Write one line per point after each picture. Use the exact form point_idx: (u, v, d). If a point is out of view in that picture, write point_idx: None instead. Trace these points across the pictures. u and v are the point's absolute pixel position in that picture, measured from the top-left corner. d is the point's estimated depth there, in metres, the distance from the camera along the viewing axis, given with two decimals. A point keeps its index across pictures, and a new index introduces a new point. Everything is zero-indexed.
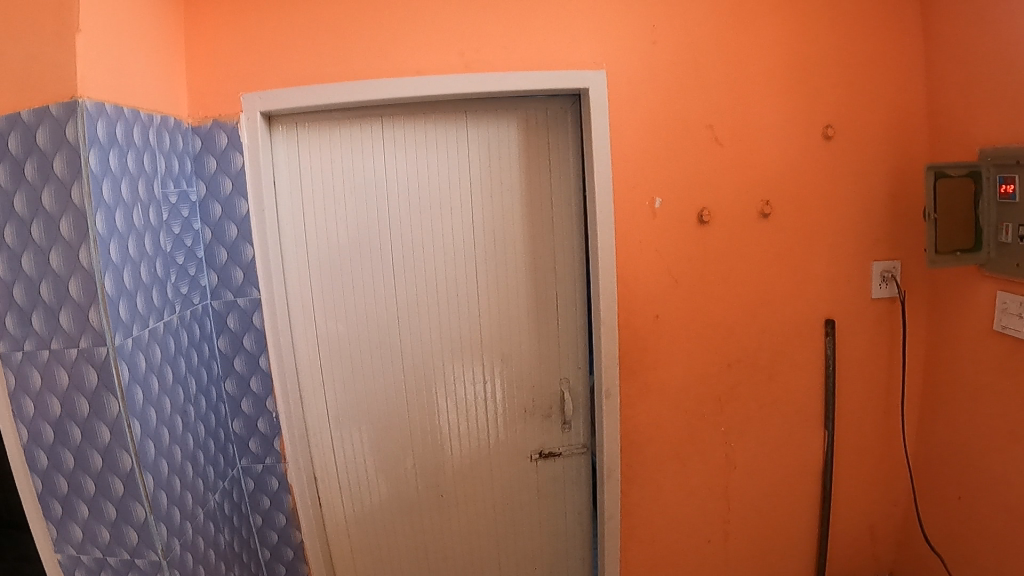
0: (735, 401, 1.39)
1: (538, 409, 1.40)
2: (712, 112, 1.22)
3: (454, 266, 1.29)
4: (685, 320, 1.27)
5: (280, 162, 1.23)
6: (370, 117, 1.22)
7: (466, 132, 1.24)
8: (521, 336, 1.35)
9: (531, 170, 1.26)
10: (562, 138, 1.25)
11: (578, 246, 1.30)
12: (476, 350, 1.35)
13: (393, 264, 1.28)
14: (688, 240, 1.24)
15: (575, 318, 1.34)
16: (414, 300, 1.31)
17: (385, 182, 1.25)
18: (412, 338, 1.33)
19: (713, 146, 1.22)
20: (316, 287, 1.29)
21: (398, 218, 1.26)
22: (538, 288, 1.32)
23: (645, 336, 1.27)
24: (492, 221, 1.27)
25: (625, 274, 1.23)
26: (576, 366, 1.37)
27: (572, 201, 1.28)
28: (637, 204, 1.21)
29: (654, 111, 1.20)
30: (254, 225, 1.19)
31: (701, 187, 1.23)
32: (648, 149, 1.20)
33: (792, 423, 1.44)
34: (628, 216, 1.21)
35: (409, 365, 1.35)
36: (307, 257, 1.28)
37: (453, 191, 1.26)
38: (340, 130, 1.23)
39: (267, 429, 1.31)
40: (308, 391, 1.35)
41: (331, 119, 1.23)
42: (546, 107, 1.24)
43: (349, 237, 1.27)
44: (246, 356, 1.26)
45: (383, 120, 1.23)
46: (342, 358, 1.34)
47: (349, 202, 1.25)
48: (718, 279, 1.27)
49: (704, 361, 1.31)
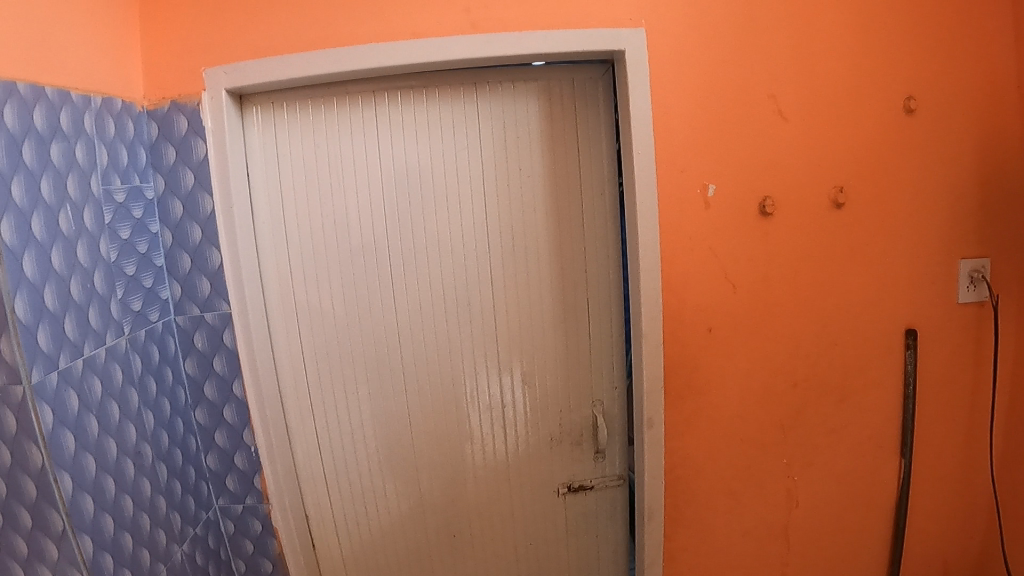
0: (799, 428, 1.17)
1: (567, 437, 1.18)
2: (774, 80, 0.99)
3: (465, 271, 1.08)
4: (742, 333, 1.05)
5: (254, 149, 1.03)
6: (360, 94, 1.02)
7: (477, 110, 1.03)
8: (547, 353, 1.12)
9: (555, 155, 1.04)
10: (593, 115, 1.03)
11: (613, 246, 1.08)
12: (492, 371, 1.13)
13: (392, 270, 1.07)
14: (748, 237, 1.01)
15: (610, 331, 1.12)
16: (418, 312, 1.09)
17: (380, 171, 1.04)
18: (416, 357, 1.12)
19: (776, 122, 1.00)
20: (302, 297, 1.09)
21: (395, 215, 1.05)
22: (566, 295, 1.10)
23: (695, 354, 1.04)
24: (509, 217, 1.06)
25: (671, 278, 1.01)
26: (611, 386, 1.15)
27: (605, 191, 1.06)
28: (684, 193, 0.98)
29: (707, 78, 0.97)
30: (221, 225, 0.98)
31: (762, 172, 1.00)
32: (699, 125, 0.97)
33: (867, 452, 1.21)
34: (674, 207, 0.99)
35: (414, 387, 1.14)
36: (290, 261, 1.07)
37: (462, 182, 1.04)
38: (325, 110, 1.02)
39: (245, 465, 1.10)
40: (295, 419, 1.14)
41: (313, 97, 1.02)
42: (572, 76, 1.02)
43: (339, 237, 1.06)
44: (216, 382, 1.05)
45: (376, 97, 1.02)
46: (333, 379, 1.13)
47: (337, 196, 1.05)
48: (783, 285, 1.04)
49: (763, 382, 1.08)
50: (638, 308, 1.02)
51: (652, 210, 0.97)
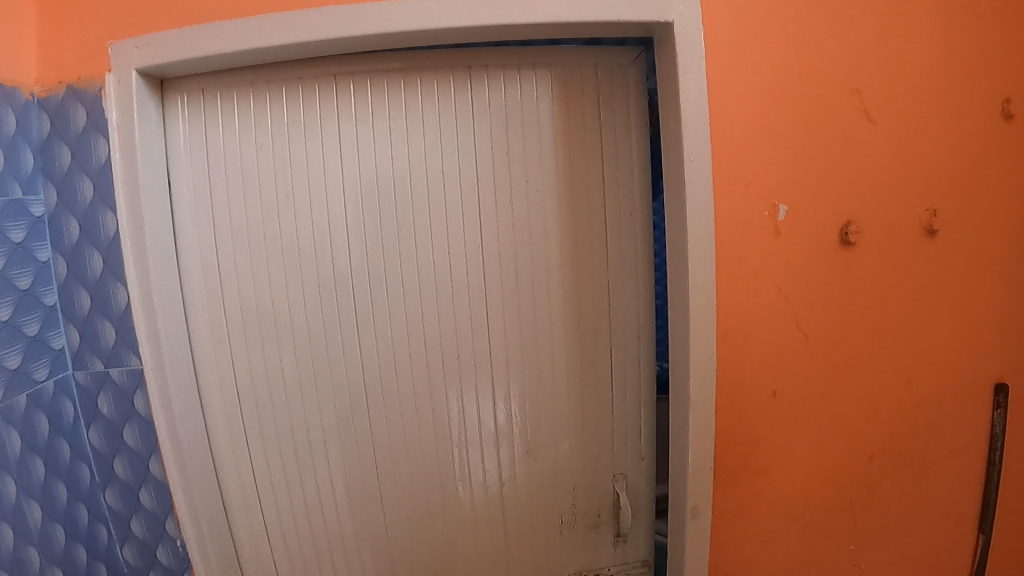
0: (871, 508, 0.92)
1: (581, 518, 0.93)
2: (857, 70, 0.76)
3: (454, 312, 0.83)
4: (811, 396, 0.81)
5: (178, 152, 0.78)
6: (316, 81, 0.77)
7: (471, 106, 0.78)
8: (557, 416, 0.88)
9: (570, 163, 0.80)
10: (617, 113, 0.80)
11: (644, 280, 0.84)
12: (489, 438, 0.88)
13: (359, 310, 0.82)
14: (825, 272, 0.77)
15: (638, 388, 0.88)
16: (394, 365, 0.84)
17: (342, 183, 0.78)
18: (391, 423, 0.86)
19: (857, 124, 0.77)
20: (238, 347, 0.83)
21: (364, 240, 0.80)
22: (585, 342, 0.86)
23: (756, 427, 0.79)
24: (510, 244, 0.81)
25: (730, 329, 0.75)
26: (638, 455, 0.91)
27: (635, 210, 0.82)
28: (749, 214, 0.73)
29: (778, 63, 0.73)
30: (129, 254, 0.73)
31: (844, 187, 0.76)
32: (769, 125, 0.73)
33: (944, 533, 0.98)
34: (738, 232, 0.73)
35: (388, 459, 0.88)
36: (223, 300, 0.82)
37: (450, 198, 0.80)
38: (270, 101, 0.77)
39: (170, 561, 0.83)
40: (234, 502, 0.88)
41: (255, 84, 0.77)
42: (596, 64, 0.79)
43: (289, 268, 0.80)
44: (129, 458, 0.79)
45: (338, 85, 0.77)
46: (283, 449, 0.86)
47: (285, 214, 0.79)
48: (858, 332, 0.82)
49: (831, 453, 0.86)
50: (680, 374, 0.74)
51: (707, 242, 0.69)
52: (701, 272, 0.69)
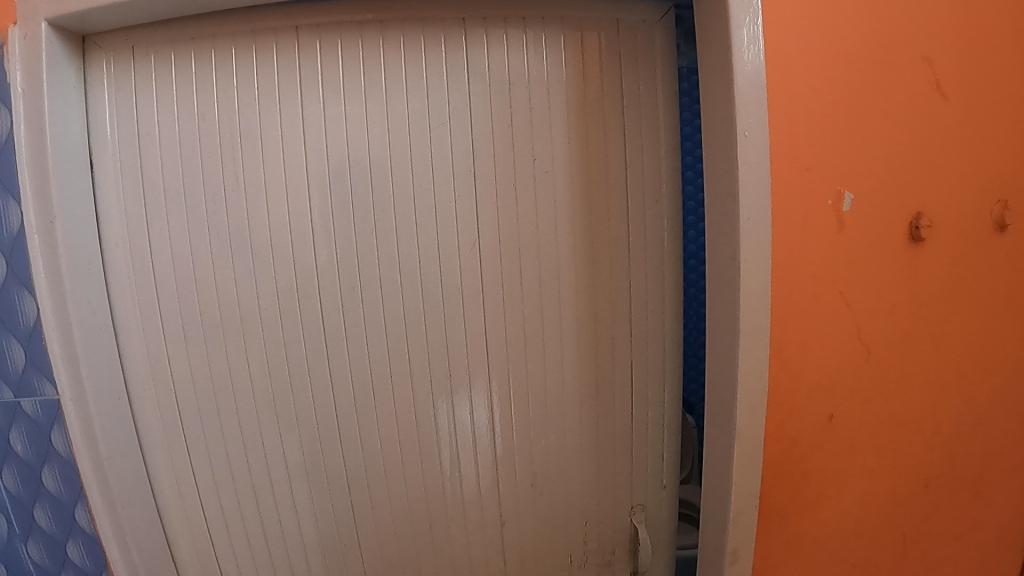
0: (927, 542, 0.80)
1: (593, 559, 0.76)
2: (931, 35, 0.63)
3: (444, 326, 0.67)
4: (869, 418, 0.69)
5: (104, 130, 0.64)
6: (274, 38, 0.62)
7: (465, 69, 0.63)
8: (569, 446, 0.71)
9: (585, 139, 0.64)
10: (640, 77, 0.65)
11: (672, 284, 0.69)
12: (487, 473, 0.72)
13: (327, 323, 0.66)
14: (890, 275, 0.64)
15: (663, 417, 0.72)
16: (370, 391, 0.68)
17: (305, 166, 0.63)
18: (368, 458, 0.70)
19: (928, 100, 0.64)
20: (179, 369, 0.68)
21: (332, 237, 0.64)
22: (601, 362, 0.69)
23: (806, 456, 0.67)
24: (513, 241, 0.65)
25: (786, 344, 0.62)
26: (658, 484, 0.74)
27: (662, 198, 0.66)
28: (809, 205, 0.60)
29: (838, 22, 0.60)
30: (41, 260, 0.59)
31: (912, 175, 0.64)
32: (829, 97, 0.60)
33: (1000, 564, 0.86)
34: (797, 226, 0.60)
35: (365, 499, 0.72)
36: (161, 310, 0.67)
37: (439, 183, 0.64)
38: (217, 65, 0.62)
39: None
40: (185, 553, 0.73)
41: (199, 42, 0.62)
42: (618, 19, 0.64)
43: (241, 270, 0.65)
44: (52, 506, 0.64)
45: (301, 44, 0.62)
46: (239, 488, 0.71)
47: (235, 204, 0.64)
48: (922, 344, 0.69)
49: (885, 483, 0.74)
50: (724, 402, 0.60)
51: (765, 240, 0.54)
52: (757, 279, 0.55)
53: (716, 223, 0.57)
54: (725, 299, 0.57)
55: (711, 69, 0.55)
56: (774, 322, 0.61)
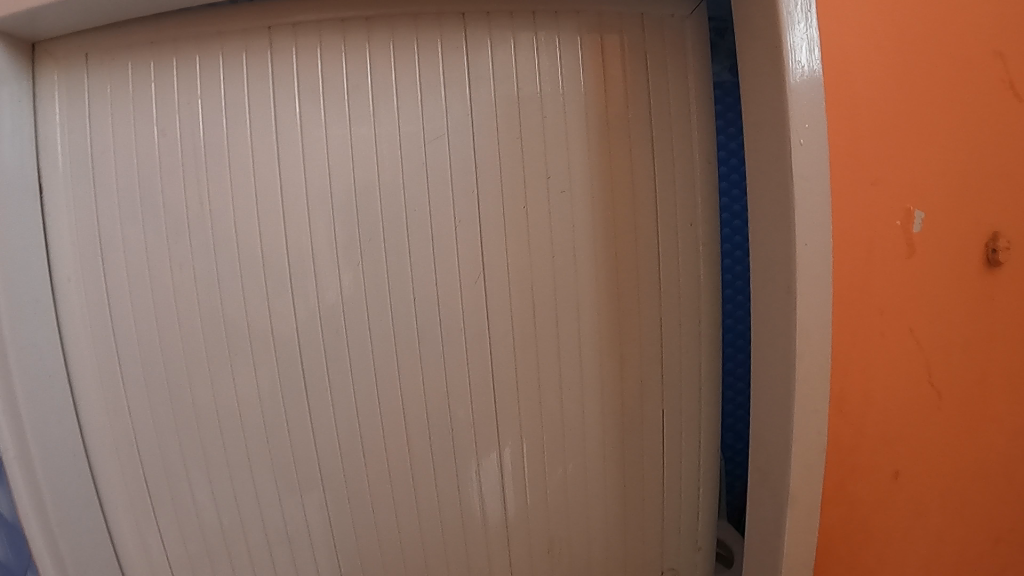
0: None
1: None
2: (1005, 28, 0.55)
3: (445, 369, 0.58)
4: (939, 471, 0.59)
5: (55, 145, 0.58)
6: (242, 43, 0.55)
7: (466, 74, 0.54)
8: (592, 504, 0.62)
9: (605, 152, 0.56)
10: (669, 82, 0.56)
11: (709, 319, 0.60)
12: (498, 536, 0.62)
13: (311, 365, 0.58)
14: (964, 306, 0.55)
15: (698, 469, 0.63)
16: (360, 442, 0.60)
17: (280, 188, 0.56)
18: (359, 517, 0.62)
19: (1002, 103, 0.55)
20: (145, 412, 0.61)
21: (318, 268, 0.56)
22: (627, 408, 0.60)
23: (868, 520, 0.57)
24: (524, 270, 0.57)
25: (848, 390, 0.52)
26: (693, 544, 0.65)
27: (697, 220, 0.58)
28: (877, 225, 0.50)
29: (901, 13, 0.51)
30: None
31: (987, 190, 0.55)
32: (895, 99, 0.51)
33: None
34: (863, 251, 0.50)
35: (356, 564, 0.63)
36: (128, 348, 0.60)
37: (437, 206, 0.55)
38: (179, 74, 0.56)
39: None
40: None
41: (158, 49, 0.56)
42: (641, 16, 0.55)
43: (207, 303, 0.58)
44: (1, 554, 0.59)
45: (273, 49, 0.55)
46: (211, 545, 0.64)
47: (205, 231, 0.57)
48: (999, 385, 0.60)
49: (960, 549, 0.63)
50: (774, 457, 0.51)
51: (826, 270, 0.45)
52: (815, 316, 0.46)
53: (760, 249, 0.49)
54: (772, 338, 0.49)
55: (754, 68, 0.47)
56: (834, 367, 0.52)
